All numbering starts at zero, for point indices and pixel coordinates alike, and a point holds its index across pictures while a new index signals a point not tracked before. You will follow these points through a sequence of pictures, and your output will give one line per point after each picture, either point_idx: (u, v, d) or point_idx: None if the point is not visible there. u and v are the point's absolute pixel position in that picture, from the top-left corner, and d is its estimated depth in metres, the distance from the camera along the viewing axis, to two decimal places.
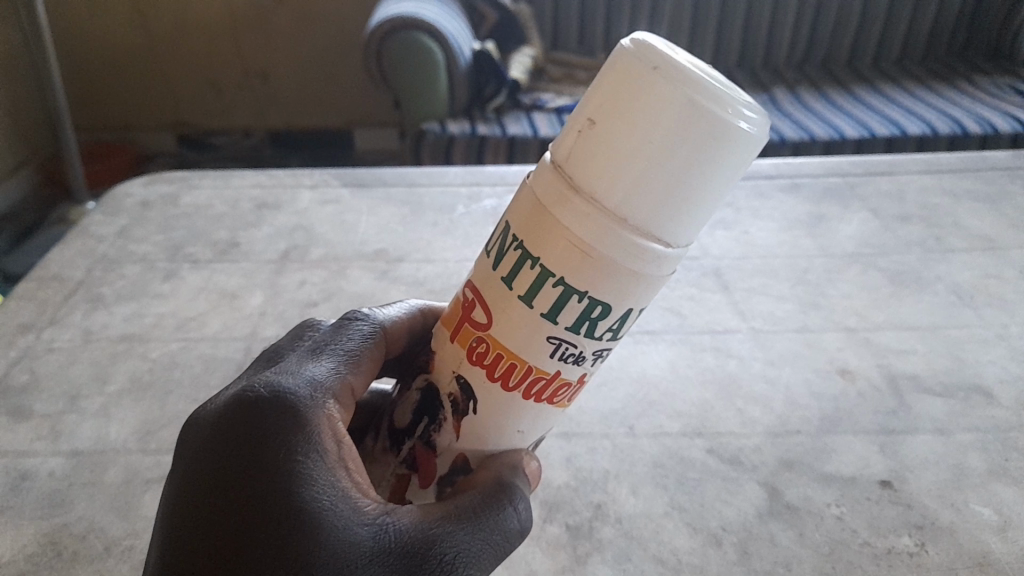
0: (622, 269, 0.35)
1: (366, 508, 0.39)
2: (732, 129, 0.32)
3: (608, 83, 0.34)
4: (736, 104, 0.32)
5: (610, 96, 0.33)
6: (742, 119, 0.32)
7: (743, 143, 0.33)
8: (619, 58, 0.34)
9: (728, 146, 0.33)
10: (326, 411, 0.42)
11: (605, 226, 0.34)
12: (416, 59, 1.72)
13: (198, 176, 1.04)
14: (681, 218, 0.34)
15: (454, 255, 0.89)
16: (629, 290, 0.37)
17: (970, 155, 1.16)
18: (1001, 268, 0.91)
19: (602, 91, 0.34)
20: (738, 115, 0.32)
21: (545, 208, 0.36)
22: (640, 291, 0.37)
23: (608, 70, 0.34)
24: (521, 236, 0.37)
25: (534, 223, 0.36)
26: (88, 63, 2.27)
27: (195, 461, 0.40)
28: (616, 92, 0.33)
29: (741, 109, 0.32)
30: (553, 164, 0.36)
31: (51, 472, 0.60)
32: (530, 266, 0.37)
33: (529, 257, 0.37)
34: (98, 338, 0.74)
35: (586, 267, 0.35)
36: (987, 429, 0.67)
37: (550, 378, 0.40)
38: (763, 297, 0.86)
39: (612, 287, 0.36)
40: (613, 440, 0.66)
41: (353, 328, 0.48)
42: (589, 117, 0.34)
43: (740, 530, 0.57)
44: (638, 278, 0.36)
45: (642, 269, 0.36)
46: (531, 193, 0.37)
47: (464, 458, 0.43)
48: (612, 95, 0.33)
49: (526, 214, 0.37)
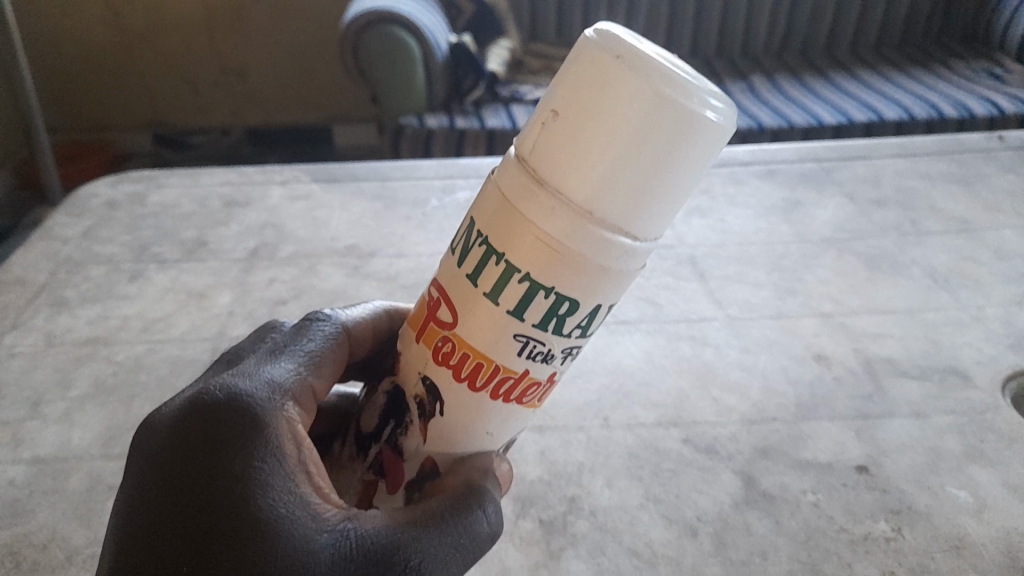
0: (590, 265, 0.34)
1: (328, 514, 0.38)
2: (698, 120, 0.31)
3: (573, 75, 0.33)
4: (702, 92, 0.31)
5: (575, 87, 0.32)
6: (707, 108, 0.31)
7: (710, 133, 0.32)
8: (583, 50, 0.33)
9: (695, 136, 0.32)
10: (285, 413, 0.41)
11: (571, 220, 0.33)
12: (390, 53, 1.70)
13: (166, 174, 1.03)
14: (650, 211, 0.33)
15: (428, 249, 0.88)
16: (599, 286, 0.35)
17: (945, 138, 1.16)
18: (977, 250, 0.91)
19: (566, 82, 0.33)
20: (704, 105, 0.31)
21: (510, 203, 0.35)
22: (609, 287, 0.36)
23: (572, 61, 0.33)
24: (486, 231, 0.36)
25: (499, 219, 0.35)
26: (59, 65, 2.24)
27: (150, 468, 0.39)
28: (581, 83, 0.32)
29: (706, 98, 0.31)
30: (518, 158, 0.35)
31: (12, 480, 0.58)
32: (495, 262, 0.36)
33: (493, 252, 0.36)
34: (61, 342, 0.72)
35: (553, 263, 0.34)
36: (963, 412, 0.67)
37: (518, 378, 0.38)
38: (738, 284, 0.85)
39: (581, 283, 0.35)
40: (588, 432, 0.65)
41: (315, 329, 0.47)
42: (553, 109, 0.33)
43: (716, 520, 0.57)
44: (607, 274, 0.35)
45: (611, 265, 0.34)
46: (496, 187, 0.36)
47: (432, 462, 0.42)
48: (578, 86, 0.32)
49: (492, 209, 0.36)
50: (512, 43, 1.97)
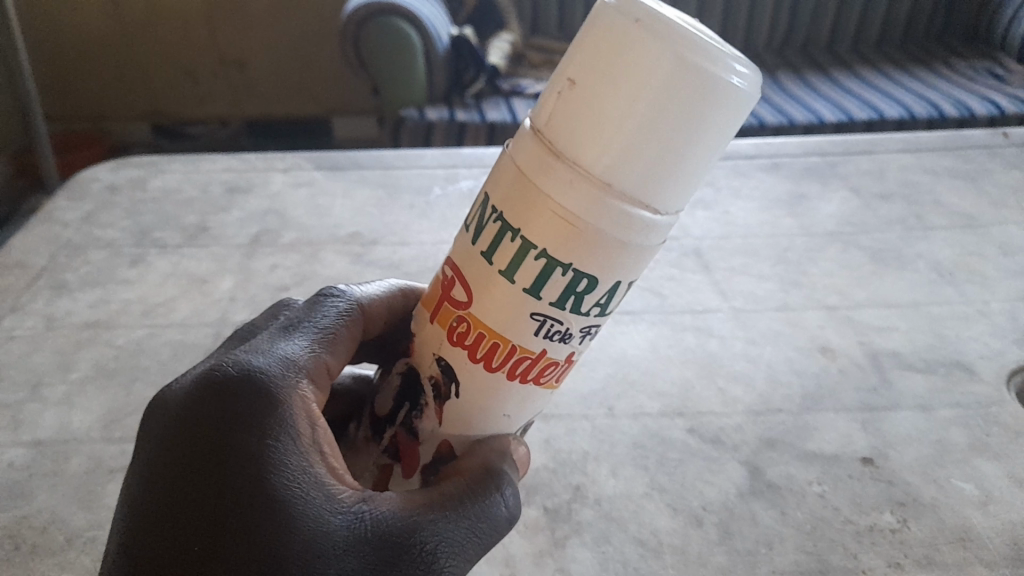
0: (609, 240, 0.34)
1: (343, 496, 0.37)
2: (722, 85, 0.31)
3: (589, 41, 0.32)
4: (727, 58, 0.31)
5: (594, 55, 0.32)
6: (733, 75, 0.31)
7: (735, 101, 0.31)
8: (601, 14, 0.32)
9: (719, 102, 0.31)
10: (299, 392, 0.40)
11: (589, 193, 0.33)
12: (392, 44, 1.69)
13: (167, 160, 1.02)
14: (670, 183, 0.33)
15: (431, 237, 0.87)
16: (617, 262, 0.35)
17: (950, 134, 1.16)
18: (982, 245, 0.91)
19: (584, 47, 0.32)
20: (729, 71, 0.31)
21: (525, 175, 0.34)
22: (629, 263, 0.35)
23: (589, 28, 0.33)
24: (501, 207, 0.36)
25: (514, 193, 0.35)
26: (58, 53, 2.23)
27: (160, 446, 0.39)
28: (600, 49, 0.32)
29: (731, 64, 0.31)
30: (533, 130, 0.34)
31: (11, 462, 0.58)
32: (510, 238, 0.35)
33: (509, 229, 0.35)
34: (62, 325, 0.72)
35: (569, 238, 0.34)
36: (968, 405, 0.67)
37: (536, 358, 0.38)
38: (742, 276, 0.85)
39: (599, 258, 0.35)
40: (593, 421, 0.64)
41: (329, 305, 0.46)
42: (570, 78, 0.33)
43: (722, 510, 0.56)
44: (627, 249, 0.35)
45: (630, 240, 0.34)
46: (510, 160, 0.36)
47: (448, 445, 0.42)
48: (594, 52, 0.32)
49: (508, 183, 0.35)
50: (514, 36, 1.96)
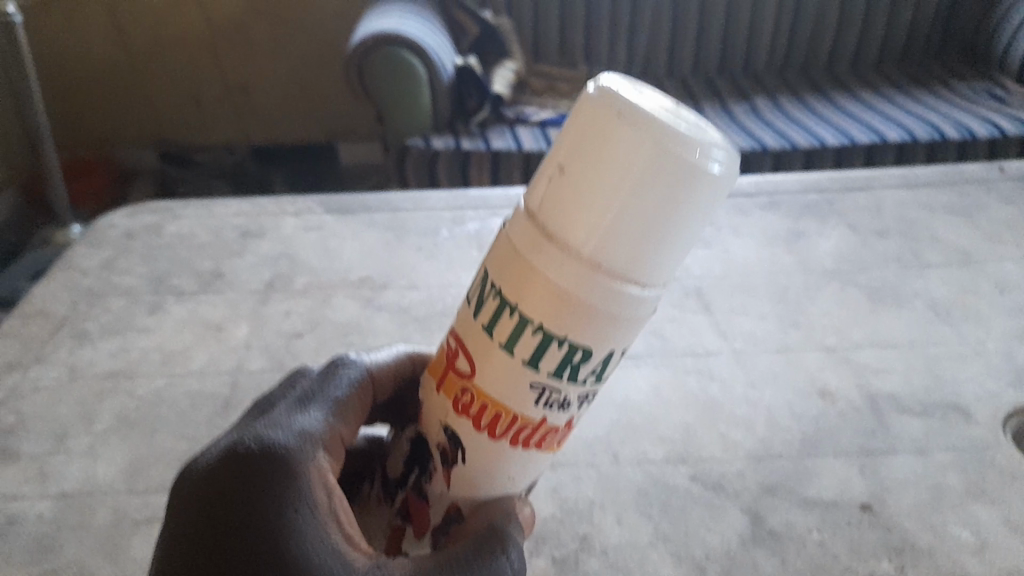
0: (601, 314, 0.36)
1: (358, 564, 0.40)
2: (700, 171, 0.33)
3: (576, 130, 0.35)
4: (704, 146, 0.33)
5: (580, 143, 0.34)
6: (710, 161, 0.33)
7: (713, 184, 0.34)
8: (586, 105, 0.35)
9: (698, 186, 0.33)
10: (315, 461, 0.42)
11: (580, 272, 0.35)
12: (398, 76, 1.73)
13: (181, 204, 1.05)
14: (656, 260, 0.35)
15: (439, 280, 0.90)
16: (610, 332, 0.37)
17: (946, 168, 1.18)
18: (977, 283, 0.93)
19: (571, 135, 0.35)
20: (707, 158, 0.33)
21: (521, 254, 0.37)
22: (620, 333, 0.37)
23: (576, 117, 0.35)
24: (500, 284, 0.38)
25: (511, 270, 0.37)
26: (68, 83, 2.28)
27: (190, 523, 0.41)
28: (585, 139, 0.34)
29: (709, 150, 0.33)
30: (527, 212, 0.37)
31: (40, 515, 0.60)
32: (509, 314, 0.37)
33: (507, 304, 0.37)
34: (84, 375, 0.74)
35: (563, 312, 0.36)
36: (964, 449, 0.69)
37: (536, 426, 0.40)
38: (743, 317, 0.87)
39: (592, 331, 0.37)
40: (598, 468, 0.66)
41: (341, 375, 0.48)
42: (559, 165, 0.35)
43: (724, 558, 0.58)
44: (618, 321, 0.37)
45: (621, 313, 0.36)
46: (507, 239, 0.38)
47: (457, 507, 0.43)
48: (580, 140, 0.34)
49: (504, 261, 0.38)
50: (517, 66, 1.99)
